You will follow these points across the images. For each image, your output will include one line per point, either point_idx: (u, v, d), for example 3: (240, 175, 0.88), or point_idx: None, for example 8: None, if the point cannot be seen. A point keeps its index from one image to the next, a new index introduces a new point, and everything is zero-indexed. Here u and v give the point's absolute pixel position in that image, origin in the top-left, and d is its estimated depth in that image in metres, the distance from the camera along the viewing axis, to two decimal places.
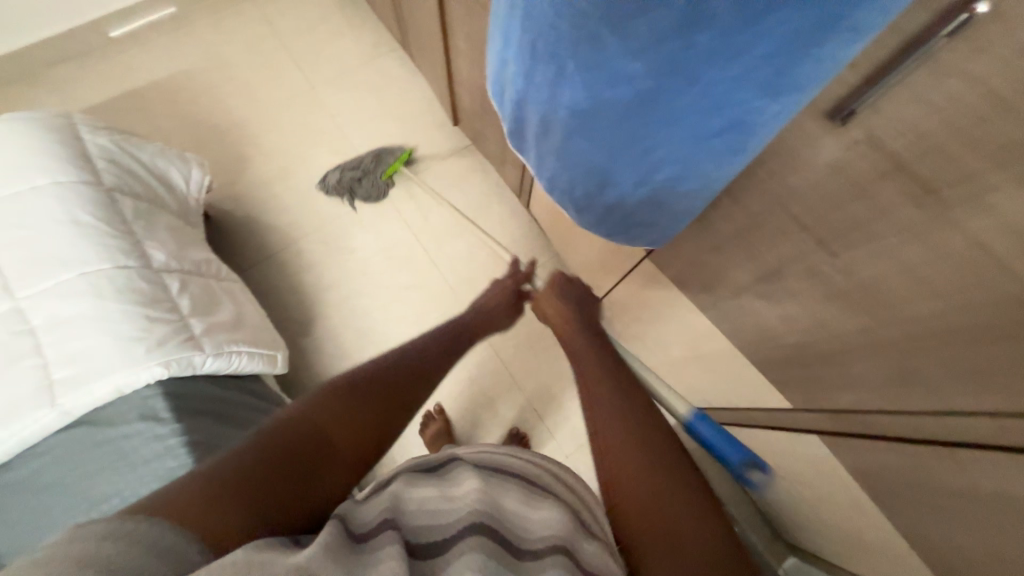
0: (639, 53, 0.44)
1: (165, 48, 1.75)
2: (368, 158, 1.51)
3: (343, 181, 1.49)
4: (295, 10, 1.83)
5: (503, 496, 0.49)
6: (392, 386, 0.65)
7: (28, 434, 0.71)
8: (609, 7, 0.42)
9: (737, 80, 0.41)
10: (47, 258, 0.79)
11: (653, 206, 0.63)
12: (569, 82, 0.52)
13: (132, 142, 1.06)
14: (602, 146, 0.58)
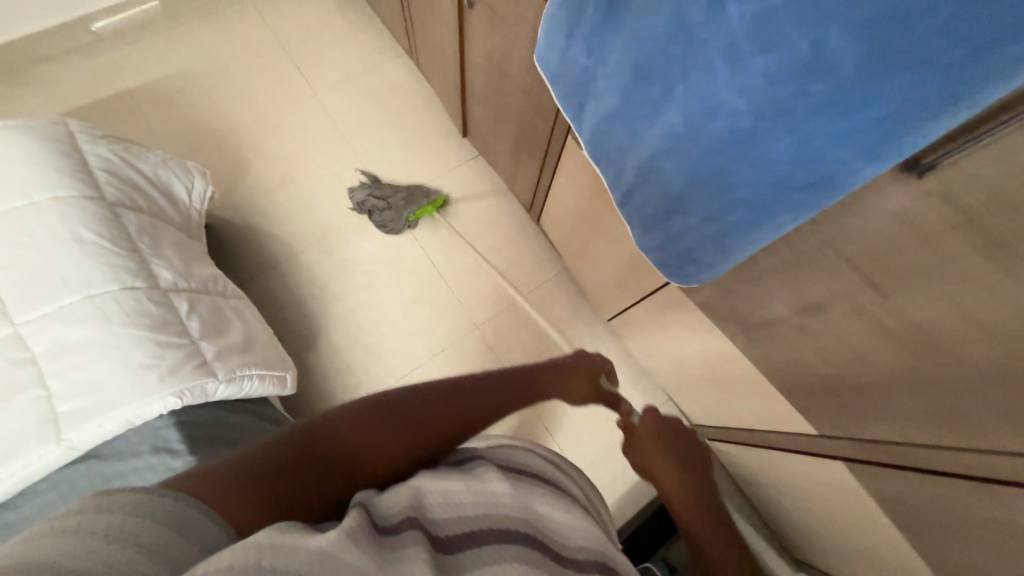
0: (745, 90, 0.46)
1: (158, 47, 1.68)
2: (401, 195, 1.47)
3: (367, 203, 1.47)
4: (295, 12, 1.78)
5: (535, 502, 0.48)
6: (453, 419, 0.54)
7: (29, 472, 0.66)
8: (729, 40, 0.45)
9: (842, 136, 0.41)
10: (51, 279, 0.74)
11: (714, 247, 0.61)
12: (668, 108, 0.54)
13: (133, 152, 1.01)
14: (676, 178, 0.58)
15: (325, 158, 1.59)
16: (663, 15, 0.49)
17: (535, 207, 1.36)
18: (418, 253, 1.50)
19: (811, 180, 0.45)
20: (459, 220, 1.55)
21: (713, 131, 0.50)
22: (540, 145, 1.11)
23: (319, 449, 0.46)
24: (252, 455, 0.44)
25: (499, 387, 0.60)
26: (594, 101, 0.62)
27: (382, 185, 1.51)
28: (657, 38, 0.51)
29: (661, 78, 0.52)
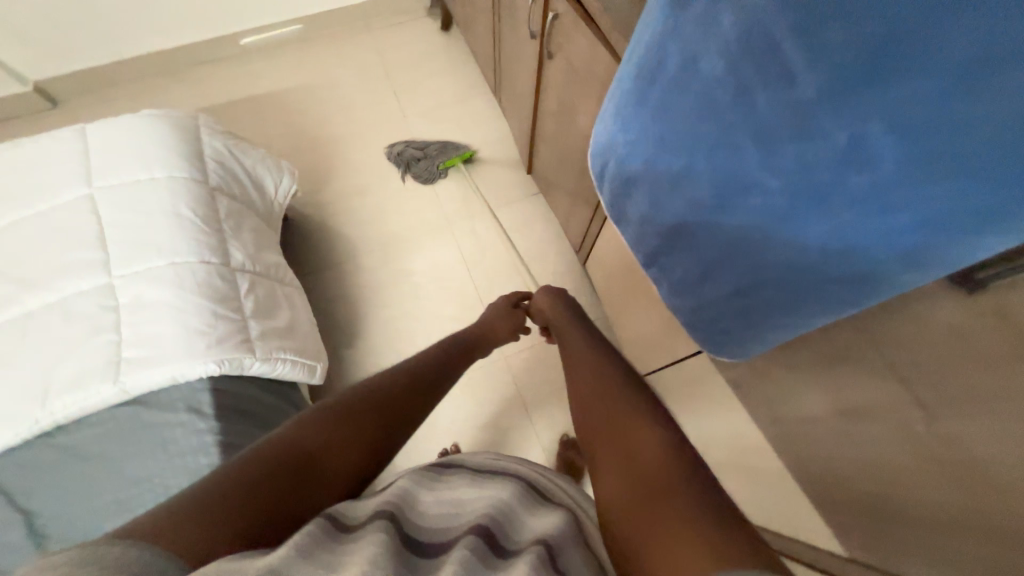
0: (780, 172, 0.46)
1: (288, 63, 1.95)
2: (434, 147, 1.70)
3: (405, 155, 1.69)
4: (404, 45, 1.99)
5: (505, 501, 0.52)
6: (383, 409, 0.65)
7: (85, 405, 0.75)
8: (761, 125, 0.44)
9: (886, 225, 0.43)
10: (148, 244, 0.86)
11: (750, 314, 0.61)
12: (694, 181, 0.53)
13: (240, 148, 1.17)
14: (708, 248, 0.58)
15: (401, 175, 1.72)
16: (694, 92, 0.48)
17: (584, 252, 1.37)
18: (464, 276, 1.56)
19: (849, 259, 0.48)
20: (509, 251, 1.59)
21: (748, 208, 0.50)
22: (596, 193, 1.13)
23: (280, 463, 0.53)
24: (223, 488, 0.48)
25: (410, 384, 0.71)
26: (617, 163, 0.61)
27: (416, 142, 1.75)
28: (688, 114, 0.49)
29: (689, 153, 0.51)
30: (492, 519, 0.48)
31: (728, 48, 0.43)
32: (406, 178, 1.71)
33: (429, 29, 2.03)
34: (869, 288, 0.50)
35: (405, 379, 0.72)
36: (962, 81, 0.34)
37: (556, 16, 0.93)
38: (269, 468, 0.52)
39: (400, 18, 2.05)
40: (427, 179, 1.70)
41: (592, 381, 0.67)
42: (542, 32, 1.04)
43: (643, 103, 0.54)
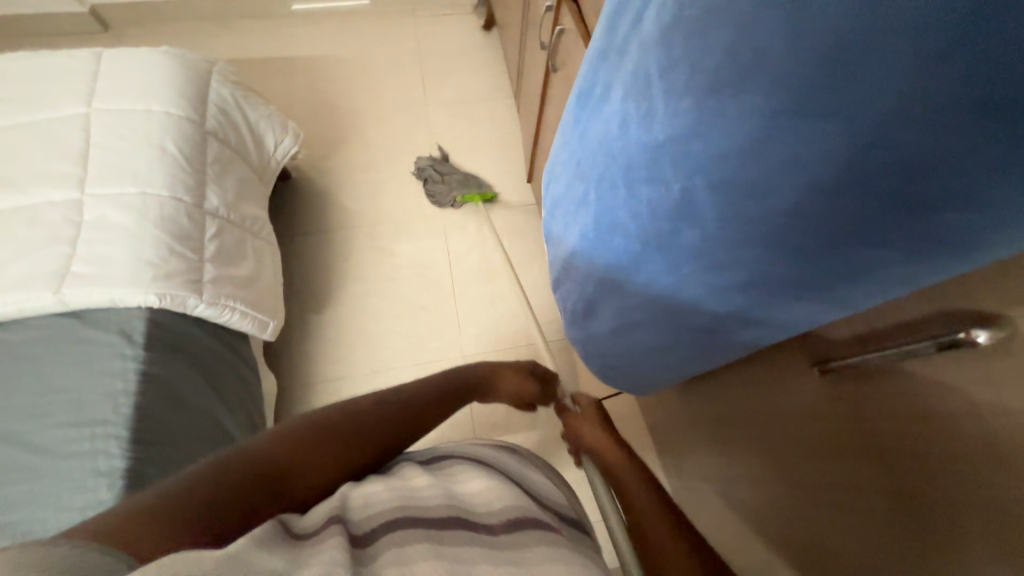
0: (637, 215, 0.49)
1: (329, 33, 2.01)
2: (458, 176, 1.65)
3: (427, 171, 1.66)
4: (443, 37, 2.03)
5: (457, 493, 0.47)
6: (373, 431, 0.55)
7: (23, 307, 0.78)
8: (628, 168, 0.47)
9: (715, 286, 0.47)
10: (126, 170, 0.90)
11: (640, 341, 0.68)
12: (591, 207, 0.58)
13: (248, 101, 1.20)
14: (595, 267, 0.63)
15: (409, 159, 1.75)
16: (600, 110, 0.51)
17: None
18: (445, 269, 1.56)
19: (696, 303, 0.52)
20: (495, 254, 1.59)
21: (620, 244, 0.55)
22: None
23: (255, 468, 0.45)
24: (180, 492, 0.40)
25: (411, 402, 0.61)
26: (557, 178, 0.68)
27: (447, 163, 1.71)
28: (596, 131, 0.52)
29: (591, 181, 0.56)
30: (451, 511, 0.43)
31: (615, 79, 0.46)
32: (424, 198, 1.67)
33: (470, 26, 2.06)
34: (721, 331, 0.55)
35: (416, 394, 0.61)
36: (761, 142, 0.33)
37: (563, 31, 0.94)
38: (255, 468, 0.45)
39: (447, 10, 2.10)
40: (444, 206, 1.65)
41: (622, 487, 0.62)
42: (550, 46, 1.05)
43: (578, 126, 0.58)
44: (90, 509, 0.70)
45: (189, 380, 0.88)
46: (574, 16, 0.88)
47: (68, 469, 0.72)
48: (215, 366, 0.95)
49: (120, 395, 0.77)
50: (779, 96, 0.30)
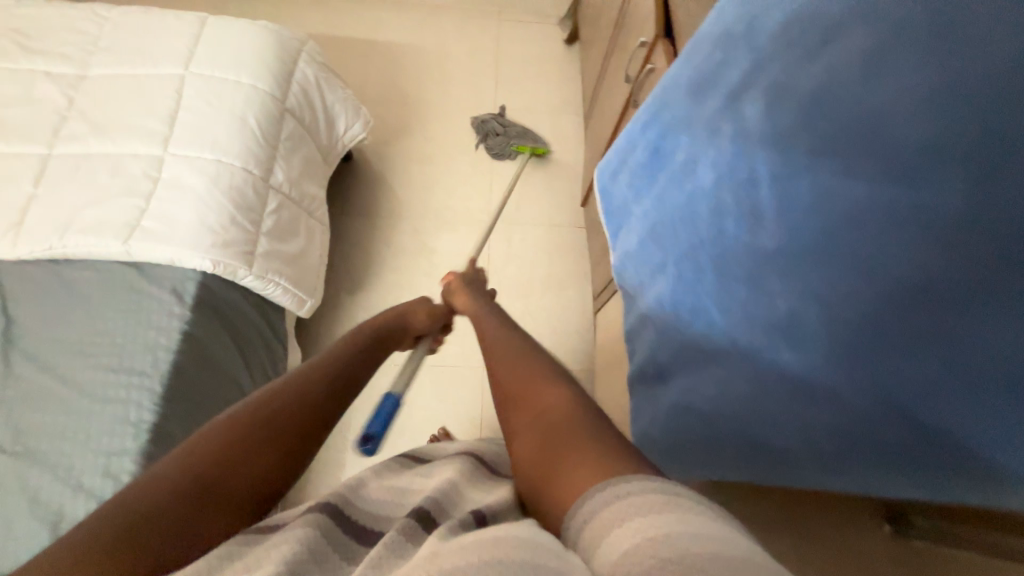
0: (724, 301, 0.51)
1: (415, 22, 2.04)
2: (516, 129, 1.76)
3: (487, 126, 1.77)
4: (524, 43, 2.03)
5: (461, 484, 0.49)
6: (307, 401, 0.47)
7: (91, 251, 0.82)
8: (722, 254, 0.52)
9: (831, 396, 0.41)
10: (207, 135, 0.94)
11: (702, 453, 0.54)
12: (671, 278, 0.59)
13: (329, 83, 1.23)
14: (667, 343, 0.59)
15: (466, 160, 1.75)
16: (690, 184, 0.57)
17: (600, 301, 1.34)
18: (481, 275, 1.56)
19: (777, 418, 0.46)
20: (533, 271, 1.58)
21: (697, 326, 0.55)
22: None
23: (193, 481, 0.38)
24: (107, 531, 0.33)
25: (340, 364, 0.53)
26: (622, 242, 0.69)
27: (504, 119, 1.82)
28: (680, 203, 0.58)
29: (675, 252, 0.58)
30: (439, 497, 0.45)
31: (704, 162, 0.55)
32: (479, 147, 1.78)
33: (552, 38, 2.05)
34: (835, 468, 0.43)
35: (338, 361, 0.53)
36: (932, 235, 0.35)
37: (652, 71, 0.91)
38: (171, 495, 0.36)
39: (531, 18, 2.09)
40: (495, 155, 1.76)
41: (507, 374, 0.53)
42: (634, 81, 1.02)
43: (653, 194, 0.63)
44: (113, 453, 0.73)
45: (225, 346, 0.91)
46: (668, 59, 0.85)
47: (101, 411, 0.75)
48: (251, 337, 0.98)
49: (161, 350, 0.81)
50: (925, 209, 0.36)
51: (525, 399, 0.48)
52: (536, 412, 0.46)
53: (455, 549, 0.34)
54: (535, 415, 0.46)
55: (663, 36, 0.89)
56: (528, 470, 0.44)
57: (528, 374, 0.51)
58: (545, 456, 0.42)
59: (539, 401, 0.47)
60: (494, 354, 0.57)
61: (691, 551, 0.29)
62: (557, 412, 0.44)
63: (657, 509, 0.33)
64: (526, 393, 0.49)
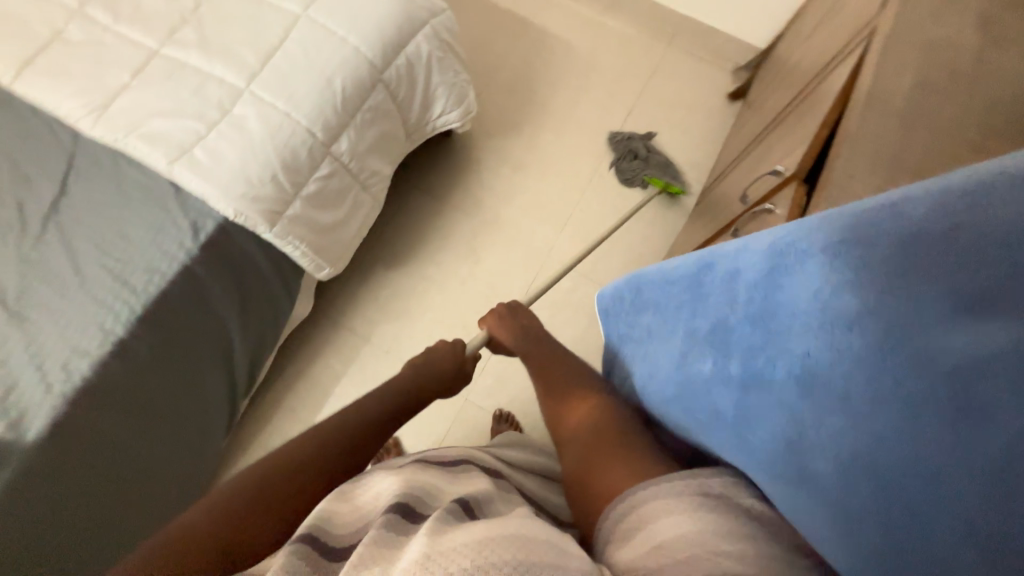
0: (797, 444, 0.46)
1: (578, 15, 1.86)
2: (657, 158, 1.62)
3: (628, 147, 1.63)
4: (681, 80, 1.78)
5: (439, 486, 0.52)
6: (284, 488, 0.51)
7: (144, 158, 0.86)
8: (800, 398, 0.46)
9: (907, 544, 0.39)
10: (289, 87, 0.92)
11: None
12: (738, 414, 0.52)
13: (442, 65, 1.16)
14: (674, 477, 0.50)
15: (557, 184, 1.61)
16: (784, 358, 0.48)
17: None
18: None
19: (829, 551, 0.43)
20: (565, 329, 1.43)
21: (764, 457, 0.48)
22: None
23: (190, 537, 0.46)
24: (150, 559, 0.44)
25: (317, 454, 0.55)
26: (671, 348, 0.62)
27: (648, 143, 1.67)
28: (777, 417, 0.48)
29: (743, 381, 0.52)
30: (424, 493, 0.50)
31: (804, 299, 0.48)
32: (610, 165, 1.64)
33: (717, 87, 1.78)
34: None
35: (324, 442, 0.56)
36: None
37: (767, 214, 0.72)
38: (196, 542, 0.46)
39: (705, 57, 1.82)
40: (624, 180, 1.61)
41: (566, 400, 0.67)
42: (751, 204, 0.82)
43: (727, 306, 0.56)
44: (78, 352, 0.79)
45: (219, 289, 0.92)
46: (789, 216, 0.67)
47: (85, 309, 0.80)
48: (253, 285, 0.99)
49: (157, 275, 0.84)
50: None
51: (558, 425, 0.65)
52: (575, 428, 0.62)
53: (447, 549, 0.39)
54: (572, 434, 0.62)
55: (802, 178, 0.70)
56: (572, 476, 0.59)
57: (558, 395, 0.68)
58: (582, 471, 0.58)
59: (572, 418, 0.64)
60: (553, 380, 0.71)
61: (726, 535, 0.43)
62: (587, 432, 0.61)
63: (686, 514, 0.46)
64: (559, 417, 0.66)
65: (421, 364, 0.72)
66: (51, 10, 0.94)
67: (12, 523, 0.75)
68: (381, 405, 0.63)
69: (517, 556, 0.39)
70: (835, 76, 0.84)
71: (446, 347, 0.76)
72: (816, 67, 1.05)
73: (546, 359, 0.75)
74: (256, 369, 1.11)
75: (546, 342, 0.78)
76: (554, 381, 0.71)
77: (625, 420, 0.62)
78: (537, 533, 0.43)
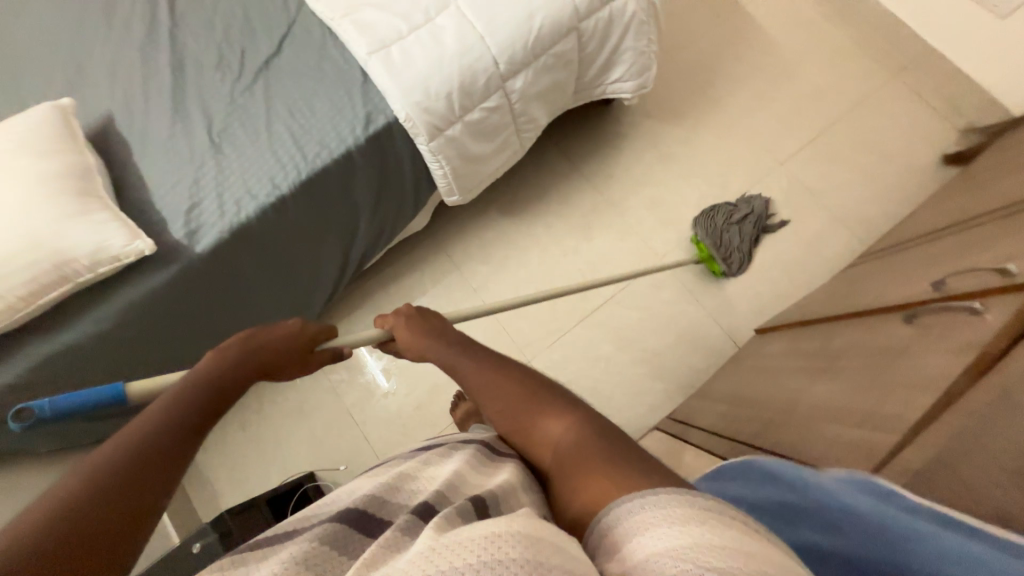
0: None
1: (797, 14, 1.62)
2: (742, 234, 1.39)
3: (751, 206, 1.42)
4: (888, 123, 1.51)
5: (466, 472, 0.48)
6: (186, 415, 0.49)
7: (347, 40, 0.92)
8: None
9: None
10: (492, 12, 0.93)
11: None
12: None
13: (640, 30, 1.08)
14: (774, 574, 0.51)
15: (698, 191, 1.49)
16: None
17: (667, 427, 1.14)
18: (603, 296, 1.41)
19: None
20: (648, 336, 1.38)
21: None
22: (731, 430, 0.87)
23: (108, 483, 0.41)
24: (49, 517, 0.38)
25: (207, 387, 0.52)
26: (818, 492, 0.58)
27: (760, 228, 1.43)
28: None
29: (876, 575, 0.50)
30: (441, 489, 0.45)
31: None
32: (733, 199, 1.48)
33: (931, 141, 1.49)
34: None
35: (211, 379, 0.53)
36: None
37: (970, 313, 0.61)
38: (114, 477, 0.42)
39: (933, 103, 1.52)
40: (709, 210, 1.43)
41: (520, 407, 0.53)
42: (941, 295, 0.69)
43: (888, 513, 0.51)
44: (250, 192, 0.90)
45: (366, 180, 1.00)
46: (1004, 327, 0.56)
47: (264, 159, 0.91)
48: (392, 187, 1.06)
49: (325, 149, 0.92)
50: None
51: (532, 439, 0.51)
52: (554, 443, 0.49)
53: (453, 543, 0.34)
54: (553, 452, 0.49)
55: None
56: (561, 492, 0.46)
57: (522, 407, 0.53)
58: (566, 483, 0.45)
59: (544, 433, 0.50)
60: (496, 393, 0.56)
61: (730, 550, 0.32)
62: (567, 447, 0.48)
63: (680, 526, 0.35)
64: (531, 430, 0.51)
65: (259, 339, 0.59)
66: None
67: (155, 326, 0.90)
68: (216, 368, 0.54)
69: (529, 558, 0.32)
70: None
71: (287, 328, 0.62)
72: None
73: (487, 367, 0.59)
74: (366, 261, 1.21)
75: (470, 345, 0.63)
76: (503, 387, 0.55)
77: (604, 426, 0.49)
78: (555, 538, 0.35)
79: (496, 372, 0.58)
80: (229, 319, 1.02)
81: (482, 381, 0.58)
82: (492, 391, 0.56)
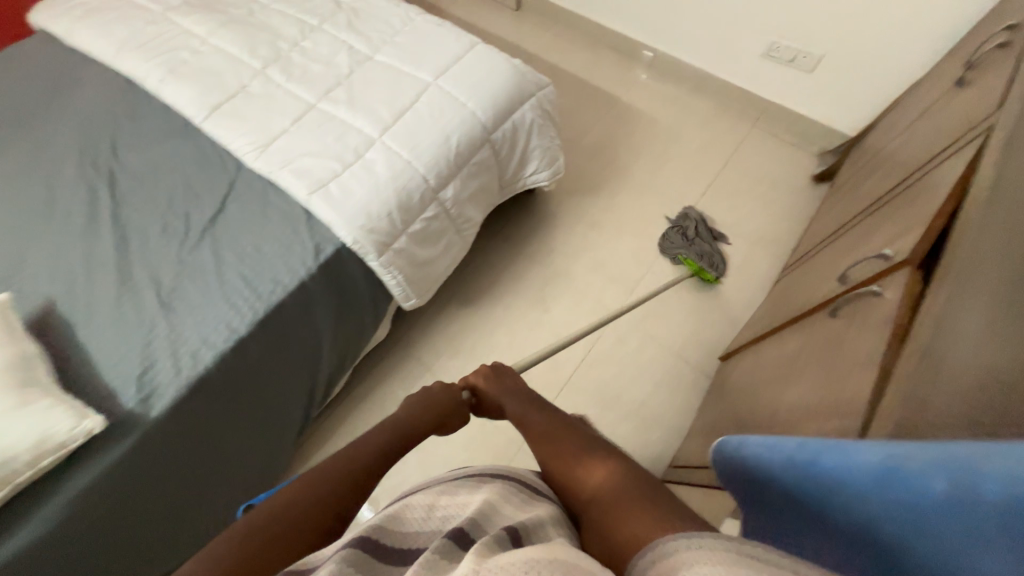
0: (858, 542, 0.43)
1: (663, 95, 1.98)
2: (701, 242, 1.60)
3: (684, 222, 1.65)
4: (764, 160, 1.81)
5: (500, 503, 0.46)
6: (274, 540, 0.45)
7: (288, 186, 1.01)
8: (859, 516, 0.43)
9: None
10: (415, 140, 1.07)
11: None
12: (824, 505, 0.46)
13: (542, 131, 1.28)
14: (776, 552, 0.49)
15: (631, 246, 1.65)
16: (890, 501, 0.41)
17: (672, 473, 1.12)
18: (575, 360, 1.44)
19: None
20: (628, 389, 1.40)
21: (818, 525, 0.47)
22: None
23: None
24: None
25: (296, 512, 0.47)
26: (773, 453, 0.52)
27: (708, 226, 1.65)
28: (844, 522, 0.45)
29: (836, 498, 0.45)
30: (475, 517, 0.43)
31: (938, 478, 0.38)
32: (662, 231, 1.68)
33: (801, 167, 1.79)
34: None
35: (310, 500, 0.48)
36: None
37: (874, 295, 0.71)
38: None
39: (790, 139, 1.85)
40: (663, 246, 1.62)
41: (569, 457, 0.54)
42: (849, 285, 0.80)
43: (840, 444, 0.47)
44: (207, 343, 0.90)
45: (325, 302, 1.03)
46: (901, 300, 0.66)
47: (220, 306, 0.93)
48: (352, 303, 1.09)
49: (282, 285, 0.96)
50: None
51: (572, 482, 0.51)
52: (597, 487, 0.49)
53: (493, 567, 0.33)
54: (593, 494, 0.49)
55: (913, 266, 0.69)
56: (597, 532, 0.45)
57: (570, 455, 0.54)
58: (604, 520, 0.45)
59: (587, 475, 0.51)
60: (548, 444, 0.57)
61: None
62: (612, 489, 0.48)
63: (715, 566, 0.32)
64: (573, 475, 0.52)
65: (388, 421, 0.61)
66: (240, 69, 1.17)
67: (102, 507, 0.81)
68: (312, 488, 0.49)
69: None
70: (944, 168, 0.83)
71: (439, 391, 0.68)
72: (919, 155, 1.05)
73: (553, 421, 0.60)
74: (331, 385, 1.18)
75: (541, 403, 0.65)
76: (559, 439, 0.57)
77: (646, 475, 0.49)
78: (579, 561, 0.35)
79: (556, 428, 0.59)
80: (184, 490, 0.93)
81: (540, 436, 0.59)
82: (545, 442, 0.58)
